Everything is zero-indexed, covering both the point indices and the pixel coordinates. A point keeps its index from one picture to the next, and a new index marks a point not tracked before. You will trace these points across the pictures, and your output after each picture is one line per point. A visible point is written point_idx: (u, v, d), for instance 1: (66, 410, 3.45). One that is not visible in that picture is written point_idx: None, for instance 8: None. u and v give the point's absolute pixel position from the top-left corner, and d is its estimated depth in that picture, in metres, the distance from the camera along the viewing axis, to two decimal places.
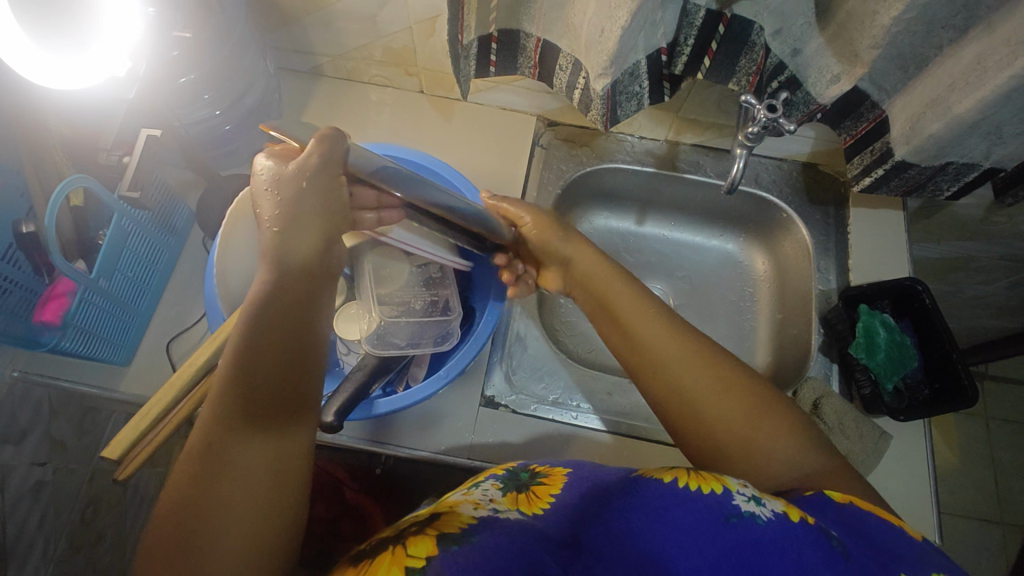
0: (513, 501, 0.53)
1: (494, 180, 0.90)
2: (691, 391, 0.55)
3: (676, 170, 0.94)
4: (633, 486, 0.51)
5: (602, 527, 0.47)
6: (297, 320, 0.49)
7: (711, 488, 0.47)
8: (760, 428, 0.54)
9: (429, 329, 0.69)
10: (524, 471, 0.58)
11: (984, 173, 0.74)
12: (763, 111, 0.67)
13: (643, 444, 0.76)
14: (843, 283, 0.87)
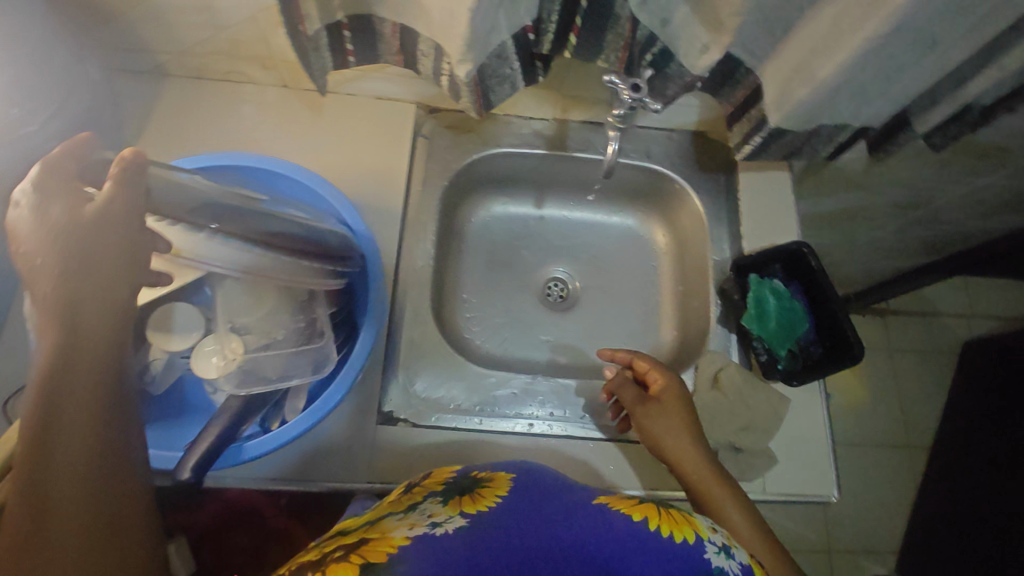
0: (455, 507, 0.54)
1: (374, 178, 0.84)
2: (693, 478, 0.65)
3: (567, 150, 0.91)
4: (598, 510, 0.53)
5: (564, 540, 0.48)
6: (101, 363, 0.44)
7: (683, 536, 0.50)
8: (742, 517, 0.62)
9: (297, 362, 0.63)
10: (468, 480, 0.60)
11: (855, 132, 0.75)
12: (627, 92, 0.67)
13: (551, 441, 0.75)
14: (737, 251, 0.87)
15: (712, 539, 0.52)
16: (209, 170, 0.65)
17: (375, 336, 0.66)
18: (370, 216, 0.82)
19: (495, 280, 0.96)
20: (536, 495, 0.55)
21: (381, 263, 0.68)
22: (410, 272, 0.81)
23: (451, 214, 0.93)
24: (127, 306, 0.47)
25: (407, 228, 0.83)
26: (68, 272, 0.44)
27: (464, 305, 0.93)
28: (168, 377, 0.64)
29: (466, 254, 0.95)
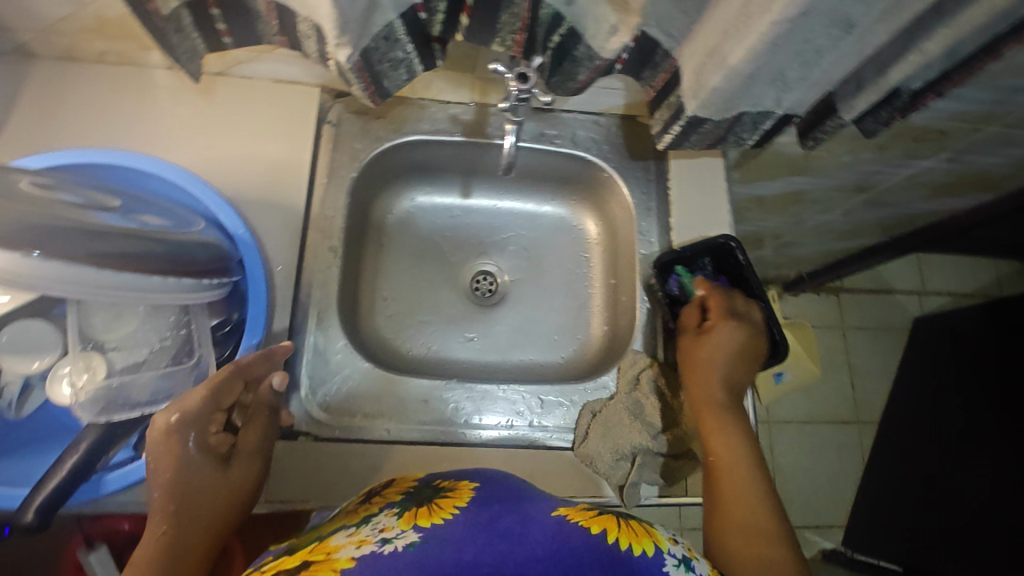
0: (407, 520, 0.50)
1: (273, 170, 0.77)
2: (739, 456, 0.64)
3: (488, 137, 0.85)
4: (556, 525, 0.48)
5: (514, 555, 0.45)
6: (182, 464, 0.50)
7: (640, 550, 0.47)
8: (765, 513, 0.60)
9: (169, 384, 0.58)
10: (428, 487, 0.56)
11: (781, 119, 0.71)
12: (513, 83, 0.65)
13: (464, 450, 0.72)
14: (665, 244, 0.83)
15: (672, 552, 0.49)
16: (76, 167, 0.60)
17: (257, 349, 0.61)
18: (268, 212, 0.75)
19: (418, 277, 0.91)
20: (496, 505, 0.52)
21: (264, 272, 0.62)
22: (313, 273, 0.75)
23: (366, 206, 0.87)
24: (206, 413, 0.53)
25: (310, 225, 0.77)
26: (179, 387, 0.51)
27: (383, 304, 0.88)
28: (29, 405, 0.58)
29: (385, 249, 0.90)
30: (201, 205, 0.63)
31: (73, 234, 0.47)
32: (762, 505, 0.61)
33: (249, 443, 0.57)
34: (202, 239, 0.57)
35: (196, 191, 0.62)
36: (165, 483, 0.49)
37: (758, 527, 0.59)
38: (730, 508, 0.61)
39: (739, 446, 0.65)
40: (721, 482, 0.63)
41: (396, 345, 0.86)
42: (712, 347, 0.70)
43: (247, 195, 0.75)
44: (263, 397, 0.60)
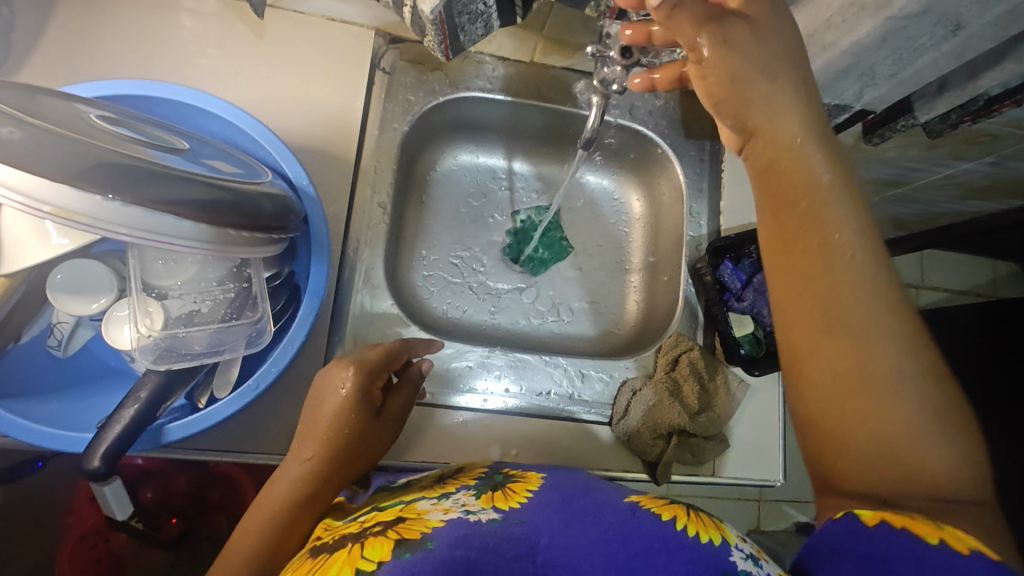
0: (486, 500, 0.50)
1: (323, 115, 0.73)
2: (835, 281, 0.46)
3: (543, 99, 0.82)
4: (629, 511, 0.48)
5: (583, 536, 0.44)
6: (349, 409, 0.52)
7: (709, 537, 0.45)
8: (856, 390, 0.44)
9: (227, 339, 0.54)
10: (500, 474, 0.56)
11: (854, 114, 0.69)
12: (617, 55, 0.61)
13: (505, 418, 0.72)
14: (714, 228, 0.82)
15: (741, 547, 0.46)
16: (133, 100, 0.57)
17: (314, 316, 0.57)
18: (319, 162, 0.72)
19: (457, 236, 0.88)
20: (567, 491, 0.52)
21: (325, 227, 0.59)
22: (361, 228, 0.73)
23: (412, 161, 0.84)
24: (372, 377, 0.55)
25: (358, 179, 0.74)
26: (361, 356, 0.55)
27: (422, 262, 0.85)
28: (77, 342, 0.57)
29: (427, 207, 0.87)
30: (261, 148, 0.60)
31: (142, 171, 0.41)
32: (849, 344, 0.44)
33: (397, 406, 0.58)
34: (264, 191, 0.51)
35: (257, 135, 0.59)
36: (328, 414, 0.52)
37: (851, 395, 0.44)
38: (836, 422, 0.45)
39: (802, 311, 0.47)
40: (811, 381, 0.46)
41: (434, 309, 0.84)
42: (780, 224, 0.49)
43: (298, 140, 0.72)
44: (414, 376, 0.61)
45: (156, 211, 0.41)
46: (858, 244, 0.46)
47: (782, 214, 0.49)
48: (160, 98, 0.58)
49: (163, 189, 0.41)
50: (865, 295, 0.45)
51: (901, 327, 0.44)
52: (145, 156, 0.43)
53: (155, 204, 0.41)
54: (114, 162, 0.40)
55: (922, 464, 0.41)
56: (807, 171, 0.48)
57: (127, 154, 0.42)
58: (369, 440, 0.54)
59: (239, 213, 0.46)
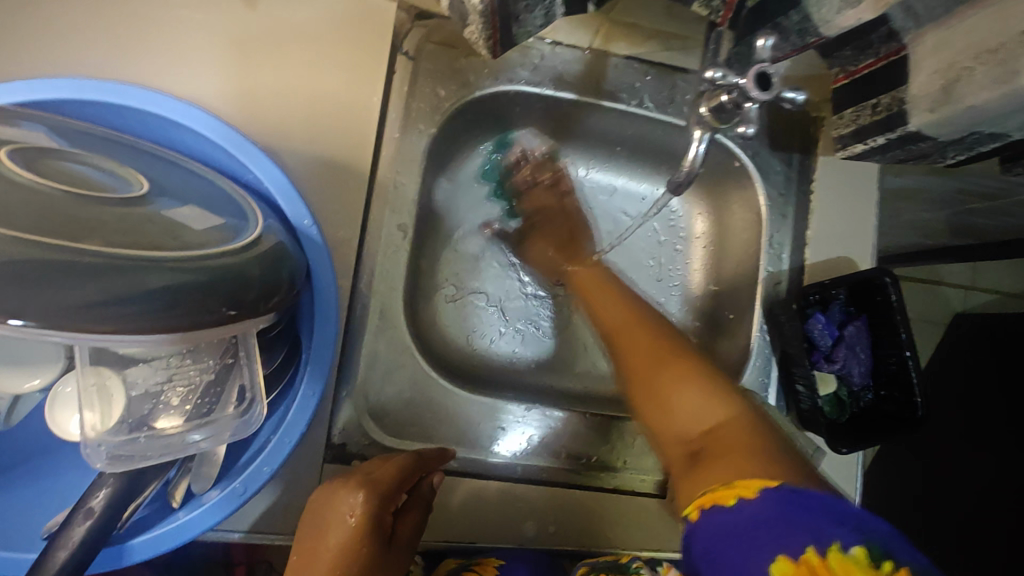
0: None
1: (332, 113, 0.58)
2: (619, 321, 0.58)
3: (601, 96, 0.66)
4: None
5: None
6: (354, 544, 0.45)
7: None
8: (663, 392, 0.49)
9: (205, 437, 0.42)
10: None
11: (1008, 142, 0.53)
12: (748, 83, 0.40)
13: (541, 488, 0.62)
14: (797, 264, 0.69)
15: None
16: (82, 107, 0.43)
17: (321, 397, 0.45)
18: (327, 174, 0.58)
19: (488, 254, 0.74)
20: None
21: (333, 282, 0.47)
22: (377, 257, 0.60)
23: (438, 165, 0.70)
24: (384, 503, 0.48)
25: (375, 195, 0.60)
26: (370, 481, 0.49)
27: (446, 284, 0.72)
28: (22, 415, 0.45)
29: (453, 217, 0.73)
30: (251, 174, 0.46)
31: (64, 265, 0.28)
32: (662, 370, 0.50)
33: (409, 530, 0.50)
34: (253, 254, 0.38)
35: (246, 157, 0.45)
36: (332, 549, 0.45)
37: (654, 402, 0.50)
38: (654, 417, 0.49)
39: (625, 326, 0.57)
40: (642, 390, 0.51)
41: (460, 341, 0.71)
42: (608, 310, 0.60)
43: (301, 146, 0.57)
44: (425, 493, 0.53)
45: (83, 328, 0.28)
46: (649, 327, 0.56)
47: (596, 292, 0.63)
48: (116, 105, 0.44)
49: (94, 289, 0.28)
50: (660, 322, 0.57)
51: (666, 335, 0.54)
52: (77, 231, 0.30)
53: (82, 318, 0.28)
54: (17, 256, 0.26)
55: (728, 443, 0.41)
56: (619, 292, 0.62)
57: (46, 234, 0.28)
58: (377, 575, 0.46)
59: (220, 302, 0.33)
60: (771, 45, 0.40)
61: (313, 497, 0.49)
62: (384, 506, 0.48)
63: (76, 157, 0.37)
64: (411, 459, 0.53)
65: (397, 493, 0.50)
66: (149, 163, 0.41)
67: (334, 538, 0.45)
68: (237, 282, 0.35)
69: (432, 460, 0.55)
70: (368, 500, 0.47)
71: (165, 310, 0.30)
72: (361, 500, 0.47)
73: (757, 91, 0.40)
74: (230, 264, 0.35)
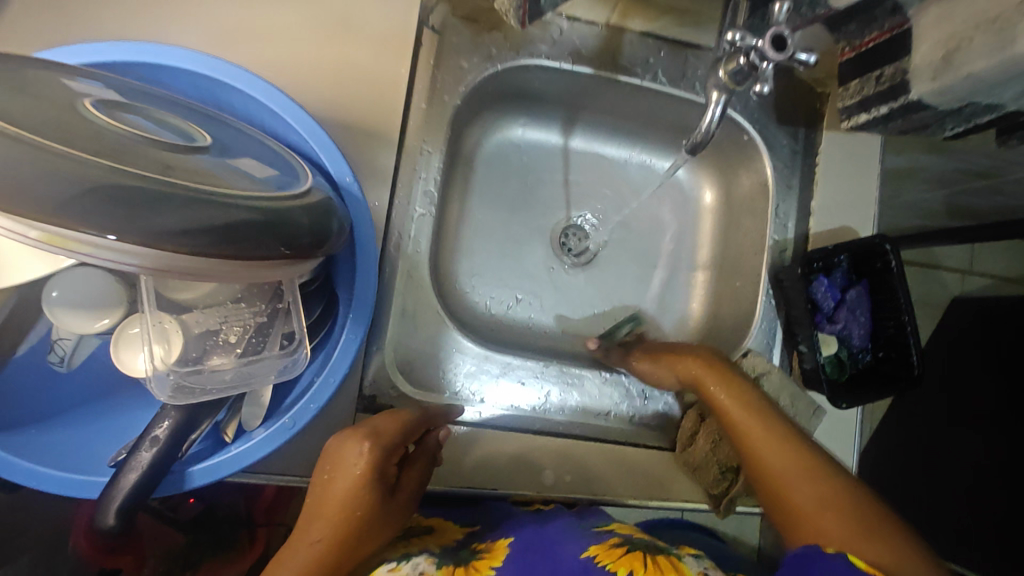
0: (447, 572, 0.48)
1: (362, 82, 0.61)
2: (750, 405, 0.56)
3: (617, 70, 0.69)
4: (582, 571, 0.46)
5: None
6: (357, 491, 0.48)
7: None
8: (815, 494, 0.47)
9: (256, 374, 0.45)
10: (465, 546, 0.54)
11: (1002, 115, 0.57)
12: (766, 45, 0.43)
13: (559, 440, 0.65)
14: (802, 232, 0.72)
15: None
16: (140, 68, 0.46)
17: (361, 341, 0.48)
18: (358, 140, 0.61)
19: (505, 222, 0.77)
20: (527, 553, 0.50)
21: (371, 235, 0.50)
22: (405, 221, 0.64)
23: (459, 136, 0.73)
24: (387, 453, 0.51)
25: (402, 162, 0.63)
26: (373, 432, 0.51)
27: (465, 250, 0.75)
28: (81, 357, 0.48)
29: (472, 187, 0.76)
30: (294, 134, 0.49)
31: (154, 192, 0.31)
32: (801, 468, 0.49)
33: (413, 481, 0.53)
34: (302, 202, 0.41)
35: (290, 117, 0.48)
36: (339, 494, 0.48)
37: (800, 498, 0.47)
38: (806, 524, 0.46)
39: (758, 415, 0.55)
40: (787, 489, 0.48)
41: (477, 306, 0.74)
42: (739, 398, 0.57)
43: (333, 113, 0.60)
44: (431, 446, 0.57)
45: (168, 252, 0.31)
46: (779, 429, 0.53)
47: (714, 376, 0.60)
48: (171, 66, 0.47)
49: (179, 216, 0.31)
50: (776, 412, 0.56)
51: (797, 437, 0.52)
52: (158, 168, 0.33)
53: (167, 240, 0.31)
54: (116, 182, 0.30)
55: (837, 518, 0.45)
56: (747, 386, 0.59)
57: (136, 169, 0.32)
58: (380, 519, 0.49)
59: (278, 241, 0.37)
60: (786, 11, 0.44)
61: (325, 448, 0.52)
62: (387, 457, 0.51)
63: (143, 110, 0.40)
64: (412, 415, 0.55)
65: (401, 446, 0.53)
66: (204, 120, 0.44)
67: (338, 482, 0.48)
68: (291, 226, 0.38)
69: (433, 415, 0.58)
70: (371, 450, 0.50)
71: (234, 243, 0.34)
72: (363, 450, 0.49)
73: (773, 52, 0.43)
74: (285, 208, 0.38)
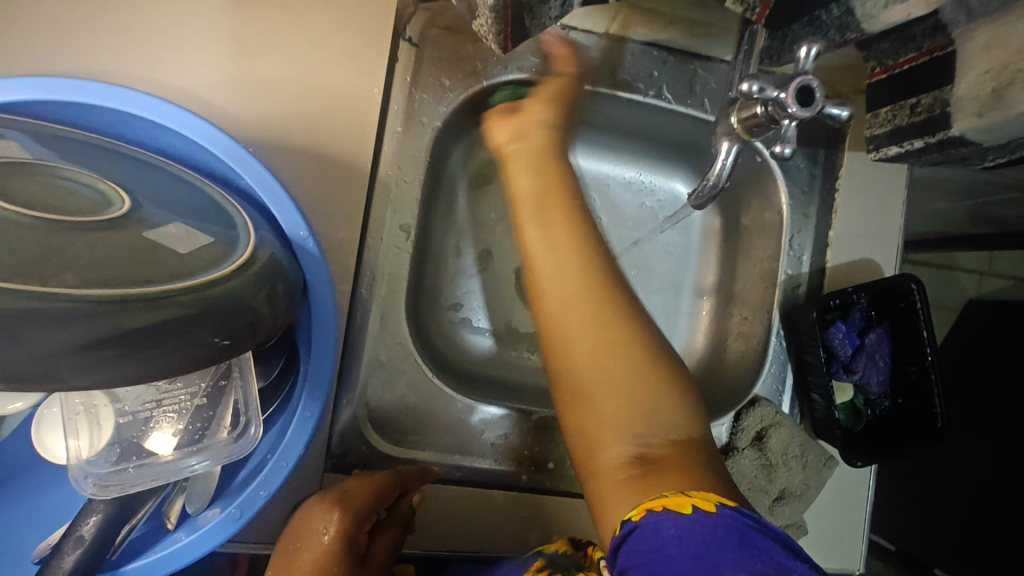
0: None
1: (329, 106, 0.55)
2: (535, 251, 0.52)
3: (616, 85, 0.62)
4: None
5: None
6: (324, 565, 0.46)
7: None
8: (620, 360, 0.47)
9: (198, 464, 0.40)
10: None
11: None
12: (787, 100, 0.39)
13: (547, 497, 0.60)
14: (817, 266, 0.66)
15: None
16: (58, 107, 0.40)
17: (320, 416, 0.43)
18: (325, 172, 0.55)
19: (494, 250, 0.71)
20: None
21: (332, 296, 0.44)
22: (377, 259, 0.57)
23: (442, 157, 0.66)
24: (359, 521, 0.48)
25: (375, 193, 0.57)
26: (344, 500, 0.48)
27: (450, 281, 0.69)
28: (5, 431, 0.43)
29: (459, 210, 0.70)
30: (242, 180, 0.43)
31: (36, 313, 0.25)
32: (591, 316, 0.48)
33: (383, 551, 0.50)
34: (244, 274, 0.34)
35: (235, 163, 0.42)
36: (303, 564, 0.46)
37: (580, 347, 0.47)
38: (579, 372, 0.47)
39: (559, 256, 0.51)
40: (559, 333, 0.49)
41: (465, 343, 0.68)
42: (539, 233, 0.53)
43: (296, 141, 0.54)
44: (403, 511, 0.51)
45: (69, 369, 0.27)
46: (598, 279, 0.50)
47: (540, 210, 0.53)
48: (93, 105, 0.40)
49: (75, 334, 0.27)
50: (593, 239, 0.52)
51: (613, 287, 0.50)
52: (50, 270, 0.27)
53: (59, 365, 0.26)
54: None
55: (684, 477, 0.41)
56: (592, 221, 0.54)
57: (19, 278, 0.26)
58: None
59: (216, 335, 0.32)
60: (813, 56, 0.40)
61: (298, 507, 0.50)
62: (357, 528, 0.48)
63: (51, 170, 0.34)
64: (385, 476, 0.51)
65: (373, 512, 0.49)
66: (130, 173, 0.38)
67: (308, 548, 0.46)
68: (238, 311, 0.33)
69: (411, 480, 0.53)
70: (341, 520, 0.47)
71: (156, 346, 0.29)
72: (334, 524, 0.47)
73: (799, 107, 0.38)
74: (231, 290, 0.33)
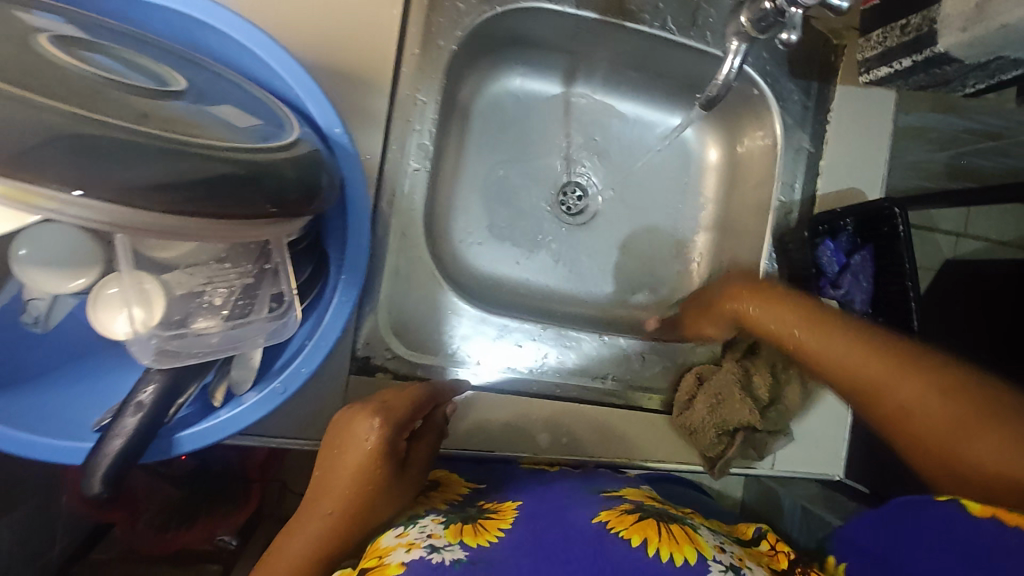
0: (454, 533, 0.45)
1: (350, 25, 0.57)
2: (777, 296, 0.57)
3: (625, 14, 0.65)
4: (595, 537, 0.43)
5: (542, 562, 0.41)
6: (365, 473, 0.46)
7: (684, 557, 0.42)
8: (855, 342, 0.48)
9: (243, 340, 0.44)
10: (473, 505, 0.51)
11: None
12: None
13: (554, 401, 0.64)
14: (809, 194, 0.70)
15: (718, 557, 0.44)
16: None
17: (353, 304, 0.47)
18: (347, 89, 0.57)
19: (501, 181, 0.74)
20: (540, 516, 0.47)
21: (364, 194, 0.47)
22: (397, 177, 0.60)
23: (455, 86, 0.68)
24: (400, 426, 0.48)
25: (394, 112, 0.60)
26: (377, 411, 0.48)
27: (460, 209, 0.72)
28: (58, 316, 0.46)
29: (468, 141, 0.72)
30: (278, 79, 0.45)
31: (125, 145, 0.29)
32: (820, 324, 0.51)
33: (422, 455, 0.51)
34: (289, 156, 0.37)
35: (272, 61, 0.44)
36: (349, 468, 0.46)
37: (833, 353, 0.49)
38: (854, 375, 0.47)
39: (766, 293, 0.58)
40: (819, 361, 0.50)
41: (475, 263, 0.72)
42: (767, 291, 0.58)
43: (318, 57, 0.56)
44: (437, 422, 0.54)
45: (141, 208, 0.29)
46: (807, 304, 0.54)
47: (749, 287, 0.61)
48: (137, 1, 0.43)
49: (151, 172, 0.29)
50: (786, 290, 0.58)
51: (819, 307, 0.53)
52: (134, 119, 0.31)
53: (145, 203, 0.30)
54: (79, 135, 0.27)
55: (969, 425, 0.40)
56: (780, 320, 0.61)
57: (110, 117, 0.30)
58: (395, 486, 0.48)
59: (266, 200, 0.34)
60: None
61: (334, 417, 0.50)
62: (400, 436, 0.48)
63: (108, 49, 0.37)
64: (416, 392, 0.52)
65: (408, 420, 0.50)
66: (177, 64, 0.41)
67: (354, 454, 0.46)
68: (284, 182, 0.35)
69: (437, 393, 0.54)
70: (378, 429, 0.47)
71: (215, 203, 0.31)
72: (372, 437, 0.46)
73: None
74: (278, 163, 0.36)
